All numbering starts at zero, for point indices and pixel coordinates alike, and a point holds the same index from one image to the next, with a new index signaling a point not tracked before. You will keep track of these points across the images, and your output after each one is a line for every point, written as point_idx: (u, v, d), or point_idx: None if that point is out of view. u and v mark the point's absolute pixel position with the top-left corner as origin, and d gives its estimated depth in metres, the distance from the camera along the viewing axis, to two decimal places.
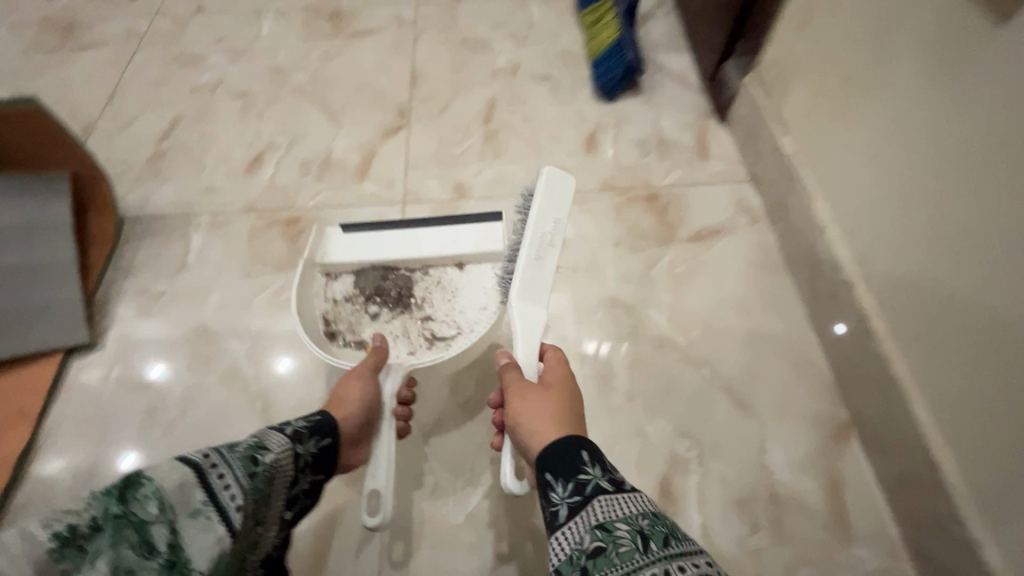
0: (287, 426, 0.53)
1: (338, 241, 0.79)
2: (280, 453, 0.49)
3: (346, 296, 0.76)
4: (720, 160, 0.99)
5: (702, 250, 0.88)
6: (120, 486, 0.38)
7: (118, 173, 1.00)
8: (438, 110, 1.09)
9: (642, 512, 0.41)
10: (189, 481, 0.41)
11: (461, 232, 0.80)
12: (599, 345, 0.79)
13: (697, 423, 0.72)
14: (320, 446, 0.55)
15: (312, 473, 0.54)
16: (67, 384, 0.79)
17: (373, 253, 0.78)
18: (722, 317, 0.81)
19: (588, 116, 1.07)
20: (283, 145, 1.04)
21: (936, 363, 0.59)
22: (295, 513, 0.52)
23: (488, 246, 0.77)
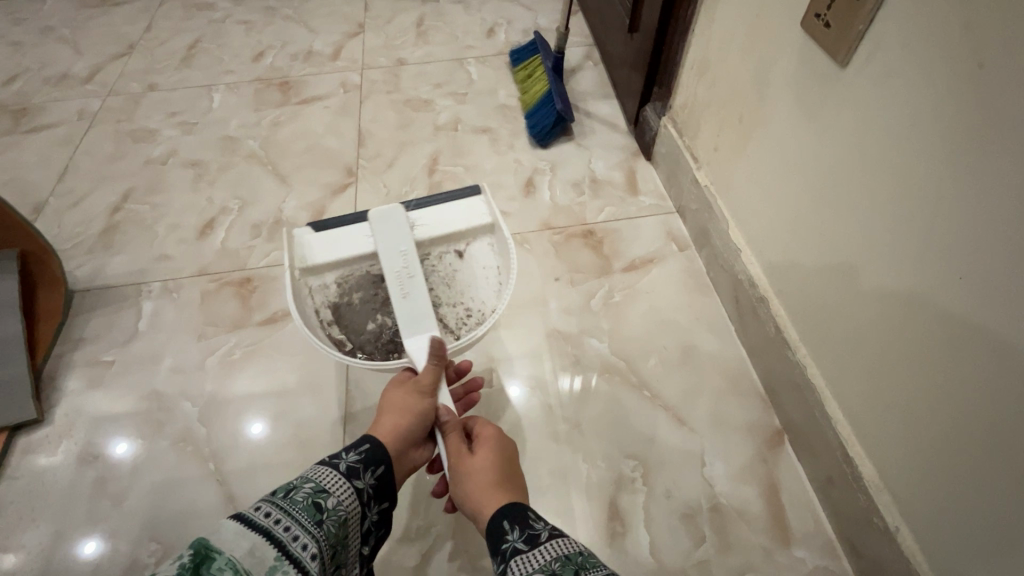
0: (341, 462, 0.55)
1: (312, 240, 0.72)
2: (341, 495, 0.52)
3: (340, 293, 0.72)
4: (648, 195, 1.07)
5: (637, 279, 0.93)
6: (195, 559, 0.40)
7: (69, 247, 1.02)
8: (384, 166, 1.15)
9: (557, 556, 0.46)
10: (258, 543, 0.43)
11: (444, 209, 0.75)
12: (573, 380, 0.82)
13: (640, 443, 0.75)
14: (376, 476, 0.56)
15: (373, 504, 0.55)
16: (23, 468, 0.77)
17: (352, 243, 0.72)
18: (660, 339, 0.86)
19: (526, 162, 1.14)
20: (235, 209, 1.08)
21: (846, 366, 0.65)
22: (361, 545, 0.55)
23: (474, 220, 0.75)
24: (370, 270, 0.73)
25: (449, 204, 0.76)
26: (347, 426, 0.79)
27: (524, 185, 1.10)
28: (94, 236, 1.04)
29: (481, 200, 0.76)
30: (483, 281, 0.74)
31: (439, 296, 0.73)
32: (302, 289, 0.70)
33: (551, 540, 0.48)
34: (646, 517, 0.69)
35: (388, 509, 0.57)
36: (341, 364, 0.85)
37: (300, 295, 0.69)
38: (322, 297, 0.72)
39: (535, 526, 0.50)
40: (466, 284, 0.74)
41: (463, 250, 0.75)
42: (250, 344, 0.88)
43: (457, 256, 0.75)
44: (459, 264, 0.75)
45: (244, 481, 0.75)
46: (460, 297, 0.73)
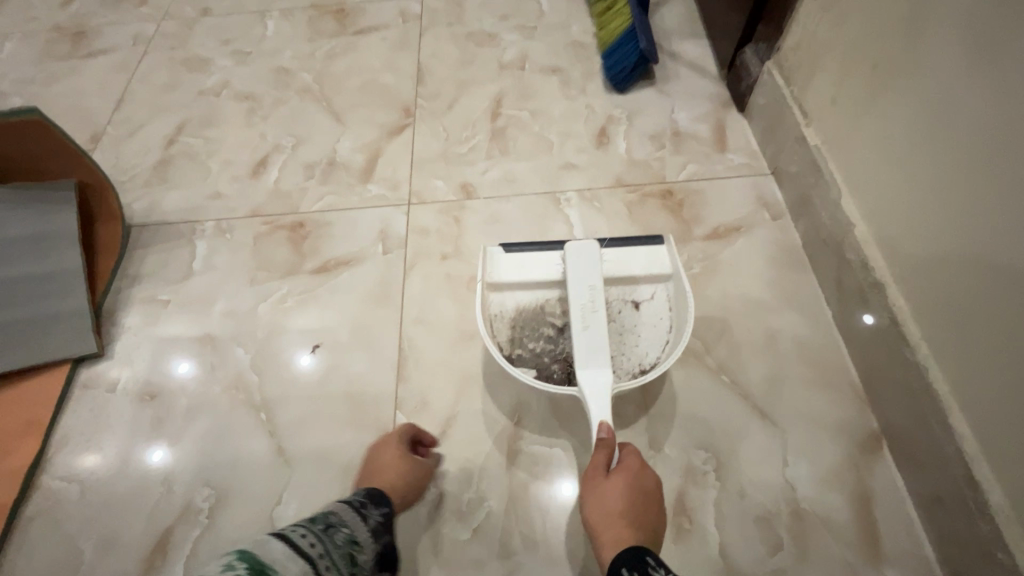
0: (370, 516, 0.55)
1: (500, 259, 0.71)
2: (367, 555, 0.53)
3: (516, 317, 0.71)
4: (738, 153, 0.94)
5: (721, 249, 0.83)
6: (250, 572, 0.39)
7: (125, 180, 1.00)
8: (444, 107, 1.06)
9: None
10: (307, 572, 0.44)
11: (627, 253, 0.71)
12: None
13: (714, 433, 0.68)
14: (387, 542, 0.56)
15: (382, 570, 0.55)
16: (90, 389, 0.78)
17: (541, 270, 0.71)
18: (743, 320, 0.77)
19: (599, 109, 1.03)
20: (288, 147, 1.02)
21: (982, 374, 0.54)
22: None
23: (654, 269, 0.70)
24: (547, 300, 0.72)
25: (634, 249, 0.71)
26: (399, 386, 0.75)
27: (597, 135, 0.99)
28: (149, 169, 1.02)
29: (665, 250, 0.70)
30: (658, 341, 0.68)
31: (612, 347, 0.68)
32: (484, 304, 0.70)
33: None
34: (716, 515, 0.63)
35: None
36: (394, 321, 0.81)
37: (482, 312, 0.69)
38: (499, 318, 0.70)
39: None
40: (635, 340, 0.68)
41: (636, 300, 0.70)
42: (302, 291, 0.85)
43: (630, 306, 0.70)
44: (633, 316, 0.70)
45: (294, 434, 0.73)
46: (628, 354, 0.68)
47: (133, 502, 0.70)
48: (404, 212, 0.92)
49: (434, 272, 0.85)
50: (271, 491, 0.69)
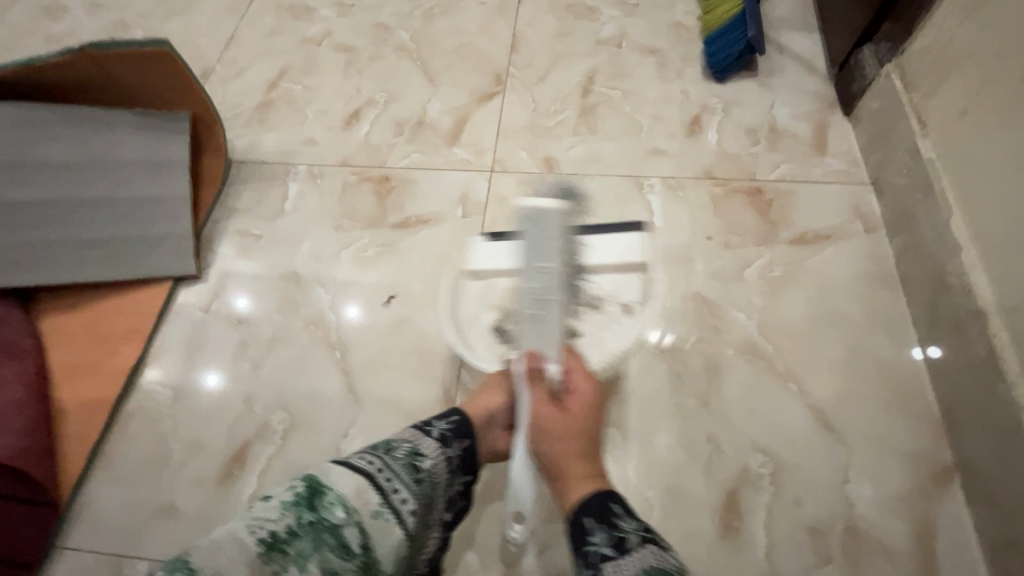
0: (434, 430, 0.60)
1: (482, 249, 0.75)
2: (434, 460, 0.57)
3: (507, 283, 0.74)
4: (838, 158, 0.90)
5: (806, 255, 0.81)
6: (310, 492, 0.49)
7: (230, 117, 1.06)
8: (535, 78, 1.05)
9: (644, 566, 0.50)
10: (363, 486, 0.51)
11: (608, 238, 0.76)
12: (663, 335, 0.76)
13: (775, 438, 0.68)
14: (460, 449, 0.61)
15: (457, 472, 0.60)
16: (173, 309, 0.86)
17: (517, 256, 0.74)
18: (820, 331, 0.74)
19: (695, 96, 0.99)
20: (381, 103, 1.05)
21: None
22: (446, 508, 0.59)
23: (627, 257, 0.74)
24: None
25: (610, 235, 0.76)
26: None
27: (689, 123, 0.96)
28: (251, 110, 1.07)
29: (640, 238, 0.76)
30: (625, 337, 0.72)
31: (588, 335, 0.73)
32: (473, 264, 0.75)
33: (639, 550, 0.52)
34: (768, 518, 0.63)
35: (468, 483, 0.61)
36: None
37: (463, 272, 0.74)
38: (484, 280, 0.74)
39: (619, 528, 0.54)
40: (606, 333, 0.72)
41: (597, 298, 0.74)
42: (383, 243, 0.88)
43: (615, 300, 0.74)
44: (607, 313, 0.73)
45: (366, 376, 0.77)
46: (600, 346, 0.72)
47: (213, 414, 0.76)
48: (485, 178, 0.93)
49: None
50: (339, 424, 0.74)
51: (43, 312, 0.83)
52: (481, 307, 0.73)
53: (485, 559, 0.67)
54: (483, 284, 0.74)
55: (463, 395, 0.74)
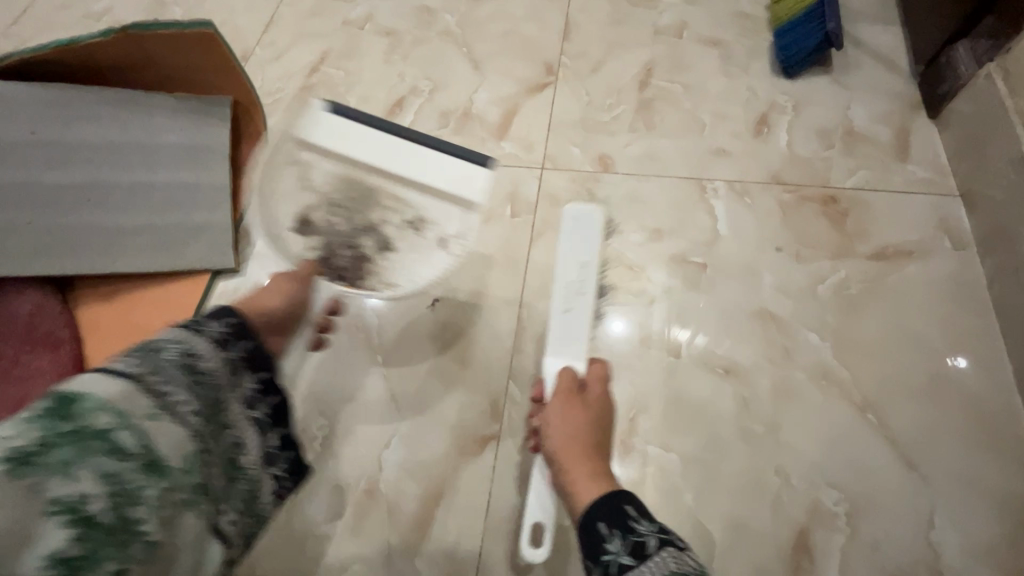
0: (202, 330, 0.45)
1: (325, 119, 0.72)
2: (213, 362, 0.44)
3: (324, 185, 0.75)
4: (921, 166, 0.82)
5: (886, 272, 0.74)
6: (58, 407, 0.34)
7: (269, 103, 1.02)
8: (589, 69, 0.99)
9: (672, 570, 0.45)
10: (127, 387, 0.37)
11: (417, 151, 0.71)
12: (694, 335, 0.72)
13: (851, 474, 0.62)
14: (245, 350, 0.48)
15: (246, 370, 0.47)
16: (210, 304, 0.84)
17: (364, 148, 0.71)
18: (902, 357, 0.68)
19: (762, 93, 0.92)
20: (425, 91, 1.00)
21: None
22: (249, 407, 0.47)
23: (465, 191, 0.70)
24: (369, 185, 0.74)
25: (450, 159, 0.70)
26: (513, 355, 0.74)
27: (755, 123, 0.89)
28: (291, 95, 1.03)
29: (482, 175, 0.69)
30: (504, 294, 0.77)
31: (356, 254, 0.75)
32: (286, 153, 0.77)
33: (660, 554, 0.47)
34: (842, 561, 0.59)
35: (271, 379, 0.49)
36: (515, 287, 0.78)
37: (278, 164, 0.78)
38: (300, 172, 0.76)
39: (636, 532, 0.49)
40: (416, 259, 0.75)
41: (422, 216, 0.74)
42: None
43: (438, 230, 0.74)
44: (420, 238, 0.75)
45: (408, 383, 0.73)
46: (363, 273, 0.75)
47: None
48: (535, 175, 0.88)
49: None
50: (381, 432, 0.70)
51: (77, 299, 0.82)
52: (286, 203, 0.78)
53: None
54: (297, 181, 0.77)
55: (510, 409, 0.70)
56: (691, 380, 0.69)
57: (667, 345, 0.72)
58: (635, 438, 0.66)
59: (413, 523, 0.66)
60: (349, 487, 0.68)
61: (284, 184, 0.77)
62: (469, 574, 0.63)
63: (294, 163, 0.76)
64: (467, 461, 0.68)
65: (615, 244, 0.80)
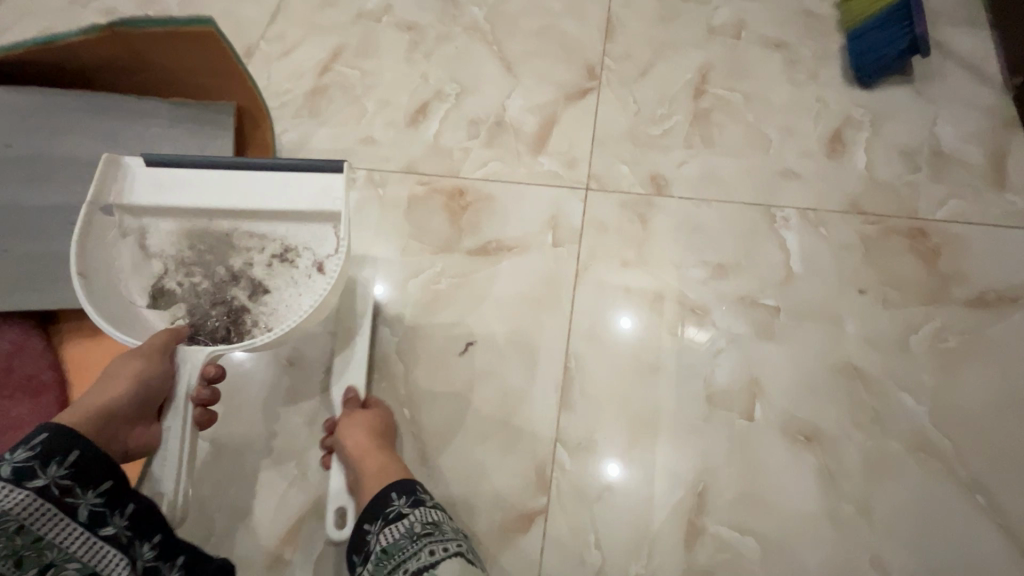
0: (2, 465, 0.41)
1: (137, 174, 0.58)
2: (13, 501, 0.40)
3: (182, 254, 0.59)
4: (1021, 196, 0.73)
5: (989, 323, 0.65)
6: None
7: (276, 106, 0.92)
8: (635, 73, 0.88)
9: (426, 521, 0.51)
10: None
11: (254, 177, 0.59)
12: (701, 333, 0.67)
13: (959, 569, 0.54)
14: (66, 470, 0.43)
15: (78, 491, 0.43)
16: None
17: (190, 193, 0.58)
18: (1009, 427, 0.60)
19: (835, 105, 0.82)
20: (451, 96, 0.89)
21: None
22: (94, 528, 0.44)
23: (324, 205, 0.57)
24: (219, 227, 0.60)
25: (301, 175, 0.58)
26: (560, 413, 0.64)
27: (829, 140, 0.79)
28: (301, 98, 0.92)
29: (339, 179, 0.57)
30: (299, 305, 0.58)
31: (254, 310, 0.58)
32: (102, 231, 0.56)
33: (419, 510, 0.51)
34: None
35: (116, 487, 0.45)
36: (561, 331, 0.69)
37: (99, 238, 0.55)
38: (126, 241, 0.57)
39: (421, 499, 0.53)
40: (300, 294, 0.59)
41: (287, 244, 0.60)
42: (459, 274, 0.74)
43: (311, 253, 0.59)
44: (293, 269, 0.59)
45: (441, 443, 0.64)
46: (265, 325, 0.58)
47: (261, 478, 0.64)
48: (579, 197, 0.78)
49: (612, 283, 0.71)
50: None
51: (64, 335, 0.72)
52: (135, 279, 0.57)
53: None
54: (137, 253, 0.58)
55: (559, 479, 0.61)
56: (769, 449, 0.60)
57: (739, 405, 0.63)
58: (707, 517, 0.58)
59: None
60: None
61: (121, 264, 0.57)
62: None
63: (122, 236, 0.57)
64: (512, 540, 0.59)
65: (673, 281, 0.71)
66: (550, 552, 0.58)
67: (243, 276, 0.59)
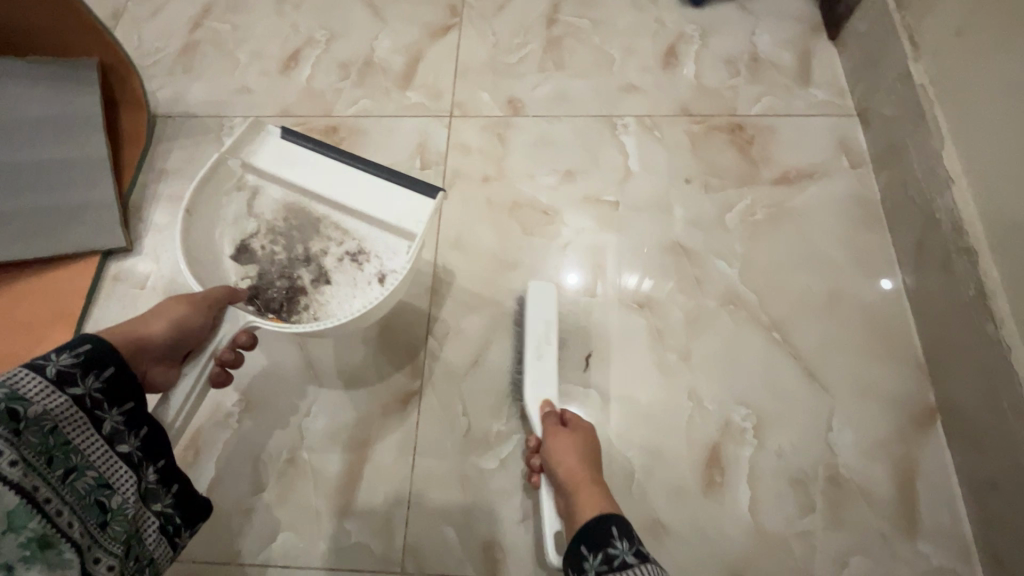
0: (47, 364, 0.41)
1: (271, 143, 0.65)
2: (53, 406, 0.40)
3: (275, 223, 0.66)
4: (822, 89, 0.83)
5: (789, 196, 0.76)
6: None
7: (149, 65, 0.93)
8: (495, 7, 0.94)
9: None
10: None
11: (362, 180, 0.64)
12: (642, 281, 0.72)
13: (759, 390, 0.65)
14: (98, 385, 0.43)
15: (105, 406, 0.43)
16: (106, 290, 0.77)
17: (306, 173, 0.65)
18: (802, 276, 0.71)
19: (670, 24, 0.90)
20: (322, 42, 0.93)
21: None
22: (115, 446, 0.44)
23: (409, 224, 0.62)
24: (315, 211, 0.66)
25: (403, 190, 0.63)
26: (431, 310, 0.72)
27: (664, 55, 0.88)
28: (174, 55, 0.94)
29: (434, 205, 0.61)
30: (346, 307, 0.63)
31: (312, 296, 0.64)
32: (223, 176, 0.63)
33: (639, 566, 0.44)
34: (750, 472, 0.62)
35: (137, 410, 0.46)
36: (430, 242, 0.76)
37: (215, 186, 0.62)
38: (238, 197, 0.64)
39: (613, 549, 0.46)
40: (354, 296, 0.63)
41: (362, 246, 0.65)
42: None
43: (379, 262, 0.65)
44: (358, 271, 0.65)
45: (322, 348, 0.70)
46: (314, 311, 0.63)
47: None
48: (444, 125, 0.84)
49: (476, 196, 0.79)
50: (298, 399, 0.68)
51: None
52: (229, 230, 0.64)
53: (461, 531, 0.62)
54: (241, 209, 0.65)
55: (429, 364, 0.69)
56: (608, 319, 0.70)
57: (583, 286, 0.72)
58: (556, 379, 0.67)
59: (337, 487, 0.64)
60: (269, 460, 0.66)
61: (225, 213, 0.64)
62: (396, 530, 0.62)
63: (238, 190, 0.64)
64: (391, 421, 0.67)
65: (529, 189, 0.79)
66: (423, 424, 0.66)
67: (317, 262, 0.65)
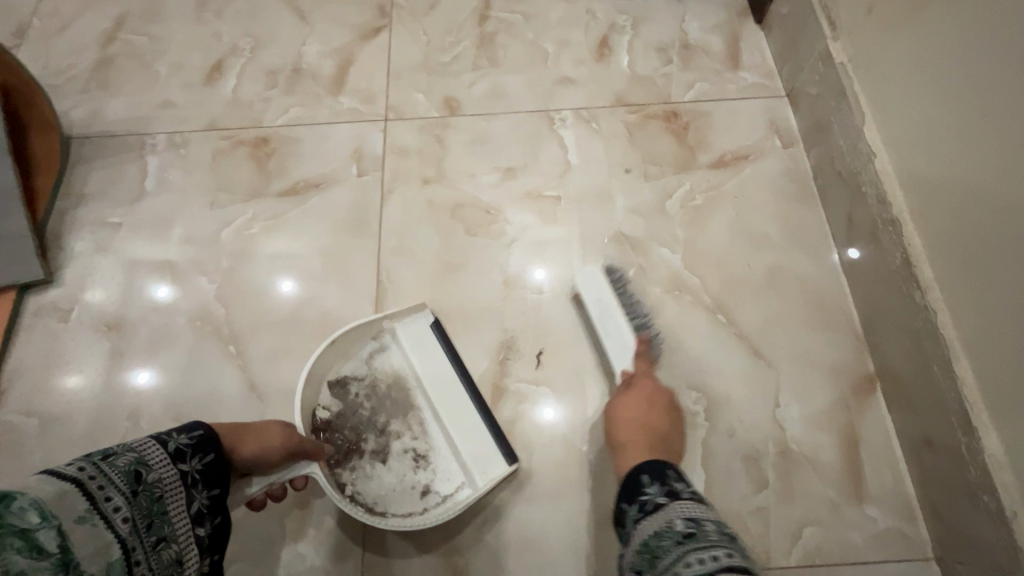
0: (169, 439, 0.42)
1: (421, 324, 0.66)
2: (165, 475, 0.40)
3: (381, 385, 0.64)
4: (751, 72, 0.85)
5: (725, 179, 0.77)
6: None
7: (60, 84, 0.88)
8: (425, 7, 0.92)
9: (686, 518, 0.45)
10: (70, 489, 0.34)
11: (463, 403, 0.63)
12: None
13: (707, 373, 0.66)
14: (203, 466, 0.43)
15: (200, 487, 0.42)
16: (25, 328, 0.72)
17: (427, 363, 0.65)
18: (742, 256, 0.72)
19: (601, 15, 0.91)
20: (246, 51, 0.90)
21: (970, 322, 0.53)
22: (195, 525, 0.41)
23: (473, 470, 0.60)
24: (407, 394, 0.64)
25: (488, 443, 0.61)
26: None
27: (597, 47, 0.88)
28: (86, 72, 0.89)
29: (502, 473, 0.59)
30: (379, 489, 0.60)
31: (364, 468, 0.61)
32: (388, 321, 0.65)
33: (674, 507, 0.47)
34: (703, 454, 0.63)
35: (222, 497, 0.44)
36: (373, 250, 0.74)
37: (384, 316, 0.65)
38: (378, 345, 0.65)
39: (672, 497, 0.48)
40: (394, 492, 0.60)
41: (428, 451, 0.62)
42: (271, 215, 0.77)
43: (431, 476, 0.61)
44: (412, 472, 0.61)
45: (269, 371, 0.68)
46: (357, 480, 0.60)
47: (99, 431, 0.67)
48: (380, 129, 0.82)
49: (417, 199, 0.77)
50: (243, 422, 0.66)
51: None
52: (345, 363, 0.64)
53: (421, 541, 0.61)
54: (364, 357, 0.65)
55: None
56: (557, 313, 0.69)
57: (530, 283, 0.71)
58: (508, 379, 0.66)
59: (290, 510, 0.62)
60: None
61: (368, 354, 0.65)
62: (353, 548, 0.60)
63: (377, 340, 0.66)
64: None
65: (470, 189, 0.78)
66: None
67: (390, 443, 0.62)
